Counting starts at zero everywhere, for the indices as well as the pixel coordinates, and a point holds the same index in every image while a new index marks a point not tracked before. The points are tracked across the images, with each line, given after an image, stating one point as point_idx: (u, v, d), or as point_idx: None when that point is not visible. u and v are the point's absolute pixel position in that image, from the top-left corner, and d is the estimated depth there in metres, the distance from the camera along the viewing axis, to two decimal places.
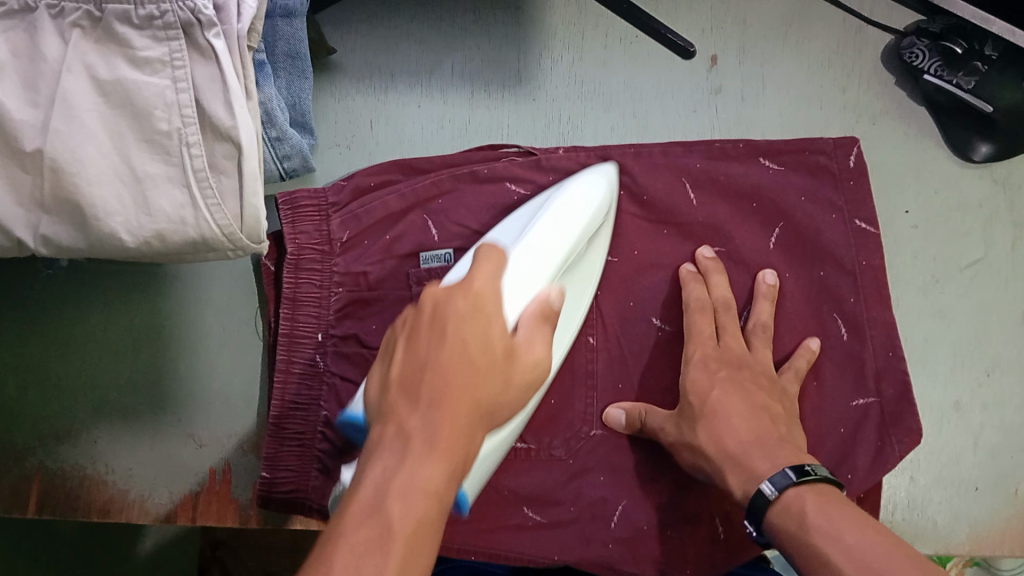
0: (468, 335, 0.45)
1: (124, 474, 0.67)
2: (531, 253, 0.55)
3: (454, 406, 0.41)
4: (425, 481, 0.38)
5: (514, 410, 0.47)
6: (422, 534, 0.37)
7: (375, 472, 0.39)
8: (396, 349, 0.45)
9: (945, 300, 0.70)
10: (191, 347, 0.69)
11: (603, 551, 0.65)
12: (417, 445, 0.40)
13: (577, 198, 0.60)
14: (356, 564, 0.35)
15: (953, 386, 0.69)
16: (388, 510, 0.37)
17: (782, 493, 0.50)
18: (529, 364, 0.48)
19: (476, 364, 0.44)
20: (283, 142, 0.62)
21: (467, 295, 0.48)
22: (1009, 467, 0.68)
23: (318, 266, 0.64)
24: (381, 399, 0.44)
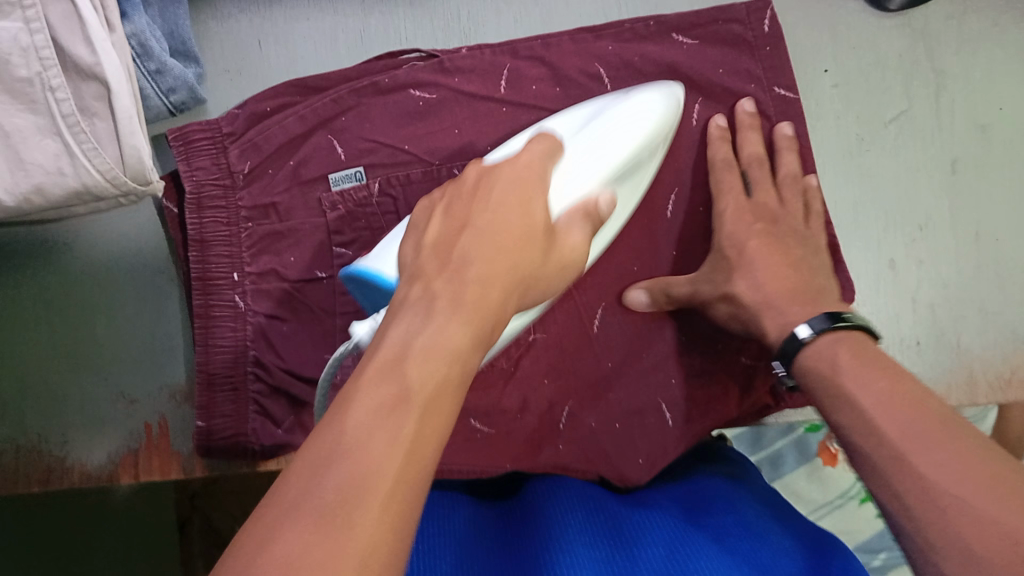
0: (505, 211, 0.43)
1: (58, 441, 0.65)
2: (591, 150, 0.53)
3: (492, 272, 0.39)
4: (450, 342, 0.34)
5: (551, 288, 0.44)
6: (446, 395, 0.33)
7: (396, 329, 0.35)
8: (434, 215, 0.43)
9: (869, 161, 0.69)
10: (108, 305, 0.66)
11: (556, 454, 0.64)
12: (443, 305, 0.36)
13: (646, 103, 0.57)
14: (373, 420, 0.30)
15: (887, 244, 0.69)
16: (409, 366, 0.33)
17: (818, 335, 0.48)
18: (569, 250, 0.45)
19: (519, 235, 0.41)
20: (164, 74, 0.59)
21: (510, 171, 0.46)
22: (949, 319, 0.68)
23: (223, 202, 0.61)
24: (411, 260, 0.41)
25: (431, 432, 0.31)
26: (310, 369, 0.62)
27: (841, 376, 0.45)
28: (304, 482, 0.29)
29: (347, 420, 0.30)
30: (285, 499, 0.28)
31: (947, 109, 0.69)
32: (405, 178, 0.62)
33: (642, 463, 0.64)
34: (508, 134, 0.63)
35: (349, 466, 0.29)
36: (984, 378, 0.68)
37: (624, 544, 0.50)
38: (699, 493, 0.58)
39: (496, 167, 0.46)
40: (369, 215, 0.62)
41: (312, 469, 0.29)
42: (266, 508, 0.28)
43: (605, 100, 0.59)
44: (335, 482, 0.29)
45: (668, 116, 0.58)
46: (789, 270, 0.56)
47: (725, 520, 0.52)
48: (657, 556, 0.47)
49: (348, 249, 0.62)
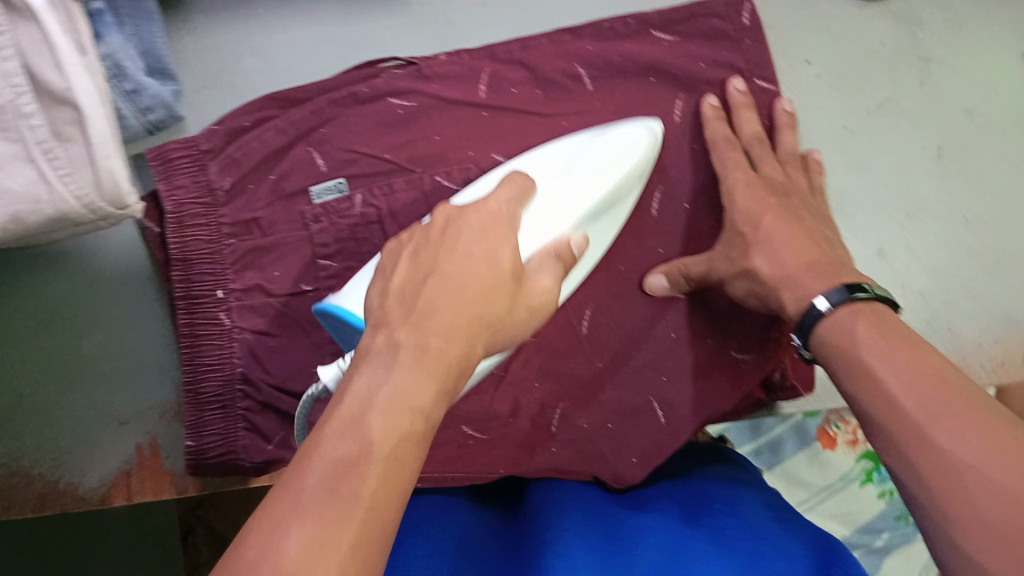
0: (473, 256, 0.42)
1: (50, 465, 0.64)
2: (559, 200, 0.52)
3: (457, 321, 0.39)
4: (411, 396, 0.35)
5: (517, 334, 0.43)
6: (408, 452, 0.33)
7: (359, 381, 0.35)
8: (400, 261, 0.42)
9: (856, 150, 0.68)
10: (95, 324, 0.64)
11: (549, 457, 0.64)
12: (407, 356, 0.36)
13: (618, 145, 0.56)
14: (335, 476, 0.31)
15: (877, 232, 0.69)
16: (371, 421, 0.33)
17: (838, 308, 0.45)
18: (536, 298, 0.45)
19: (487, 282, 0.41)
20: (140, 93, 0.58)
21: (479, 215, 0.45)
22: (941, 304, 0.69)
23: (204, 220, 0.60)
24: (377, 308, 0.40)
25: (394, 488, 0.32)
26: (299, 382, 0.62)
27: (861, 344, 0.41)
28: (266, 538, 0.29)
29: (311, 474, 0.31)
30: (248, 557, 0.29)
31: (933, 95, 0.69)
32: (388, 187, 0.62)
33: (635, 462, 0.64)
34: (490, 138, 0.63)
35: (311, 521, 0.30)
36: (974, 361, 0.70)
37: (616, 549, 0.49)
38: (703, 495, 0.57)
39: (467, 208, 0.45)
40: (353, 226, 0.62)
41: (274, 525, 0.30)
42: (229, 562, 0.29)
43: (582, 133, 0.58)
44: (297, 537, 0.29)
45: (646, 157, 0.57)
46: (804, 240, 0.53)
47: (721, 520, 0.51)
48: (648, 562, 0.47)
49: (333, 260, 0.62)
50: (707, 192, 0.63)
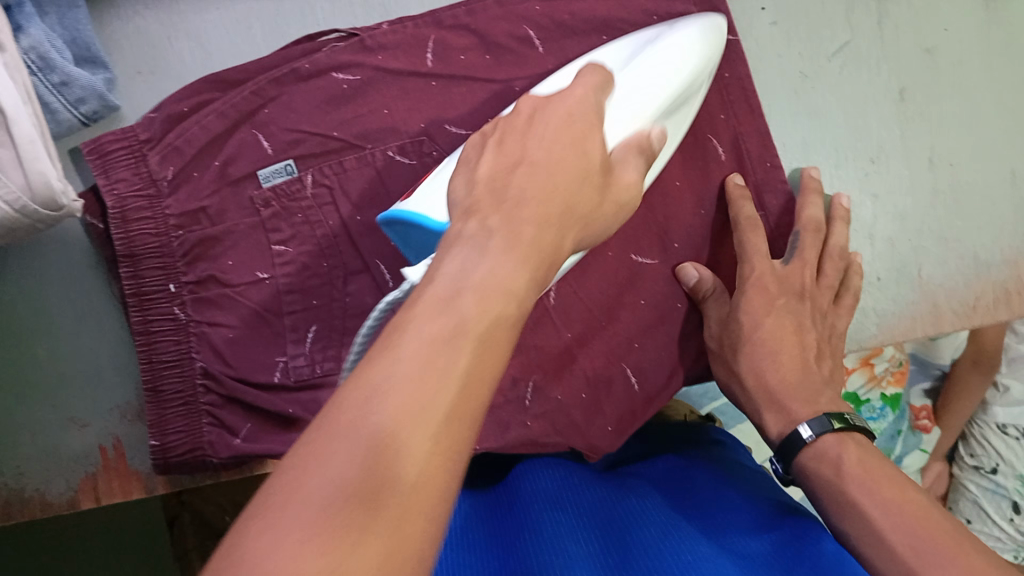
0: (561, 146, 0.40)
1: (12, 473, 0.63)
2: (637, 87, 0.51)
3: (546, 216, 0.36)
4: (504, 282, 0.32)
5: (607, 229, 0.41)
6: (502, 335, 0.31)
7: (450, 266, 0.32)
8: (486, 149, 0.41)
9: (816, 99, 0.67)
10: (48, 327, 0.62)
11: (525, 431, 0.62)
12: (499, 241, 0.34)
13: (689, 34, 0.55)
14: (418, 369, 0.28)
15: (840, 180, 0.68)
16: (465, 301, 0.31)
17: (820, 438, 0.51)
18: (625, 187, 0.42)
19: (574, 176, 0.38)
20: (71, 85, 0.56)
21: (568, 103, 0.43)
22: (908, 251, 0.69)
23: (149, 212, 0.58)
24: (465, 197, 0.38)
25: (484, 376, 0.30)
26: (260, 374, 0.60)
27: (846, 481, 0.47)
28: (356, 410, 0.27)
29: (400, 352, 0.29)
30: (334, 431, 0.27)
31: (891, 39, 0.67)
32: (338, 166, 0.60)
33: (611, 430, 0.64)
34: (441, 108, 0.60)
35: (399, 397, 0.27)
36: (947, 309, 0.70)
37: (619, 541, 0.50)
38: (696, 490, 0.59)
39: (553, 97, 0.43)
40: (306, 209, 0.60)
41: (366, 396, 0.27)
42: (316, 433, 0.27)
43: (649, 29, 0.57)
44: (388, 411, 0.27)
45: (710, 55, 0.56)
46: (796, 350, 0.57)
47: (717, 518, 0.53)
48: (649, 552, 0.47)
49: (288, 246, 0.60)
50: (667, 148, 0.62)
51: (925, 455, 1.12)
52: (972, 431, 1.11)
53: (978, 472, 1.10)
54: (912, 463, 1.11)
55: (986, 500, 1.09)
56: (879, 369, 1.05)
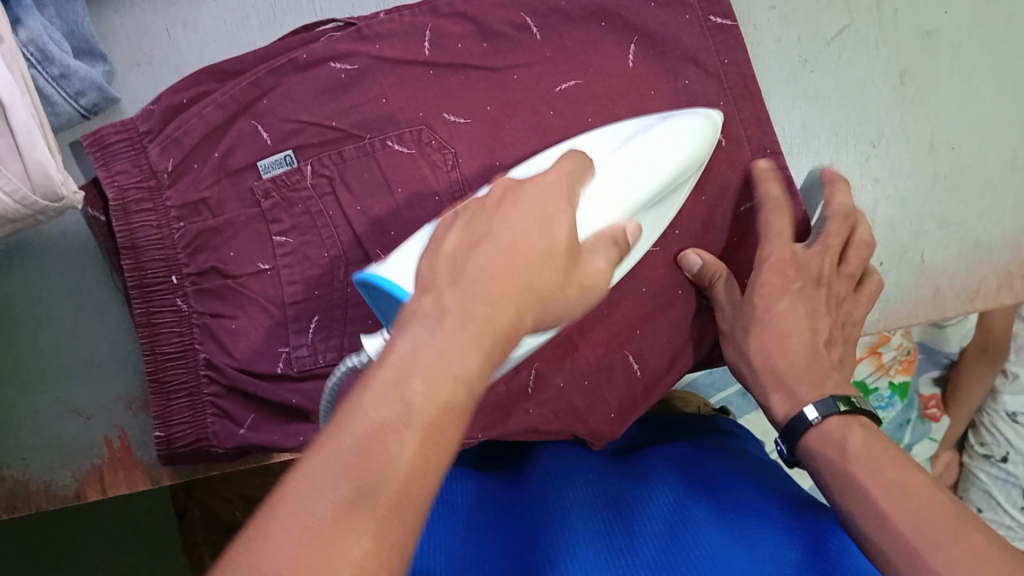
0: (525, 231, 0.38)
1: (18, 463, 0.63)
2: (624, 175, 0.50)
3: (503, 290, 0.35)
4: (453, 367, 0.32)
5: (573, 314, 0.39)
6: (452, 421, 0.32)
7: (403, 345, 0.33)
8: (453, 228, 0.39)
9: (815, 83, 0.67)
10: (49, 320, 0.62)
11: (527, 418, 0.63)
12: (451, 322, 0.33)
13: (684, 129, 0.54)
14: (374, 436, 0.30)
15: (840, 164, 0.68)
16: (412, 387, 0.31)
17: (825, 420, 0.51)
18: (592, 276, 0.40)
19: (538, 262, 0.37)
20: (69, 78, 0.56)
21: (537, 188, 0.41)
22: (909, 235, 0.69)
23: (150, 205, 0.58)
24: (428, 271, 0.38)
25: (432, 458, 0.31)
26: (262, 364, 0.61)
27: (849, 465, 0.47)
28: (298, 501, 0.29)
29: (348, 435, 0.30)
30: (280, 517, 0.28)
31: (889, 21, 0.67)
32: (338, 156, 0.60)
33: (614, 416, 0.64)
34: (439, 98, 0.61)
35: (340, 491, 0.29)
36: (949, 294, 0.70)
37: (624, 526, 0.51)
38: (705, 472, 0.59)
39: (523, 180, 0.42)
40: (306, 199, 0.60)
41: (308, 489, 0.29)
42: (264, 523, 0.28)
43: (645, 118, 0.56)
44: (329, 505, 0.28)
45: (705, 148, 0.55)
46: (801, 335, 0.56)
47: (723, 499, 0.54)
48: (650, 539, 0.48)
49: (288, 237, 0.60)
50: None
51: (933, 445, 1.11)
52: (981, 419, 1.10)
53: (988, 460, 1.10)
54: (921, 452, 1.10)
55: (997, 490, 1.08)
56: (886, 359, 1.05)
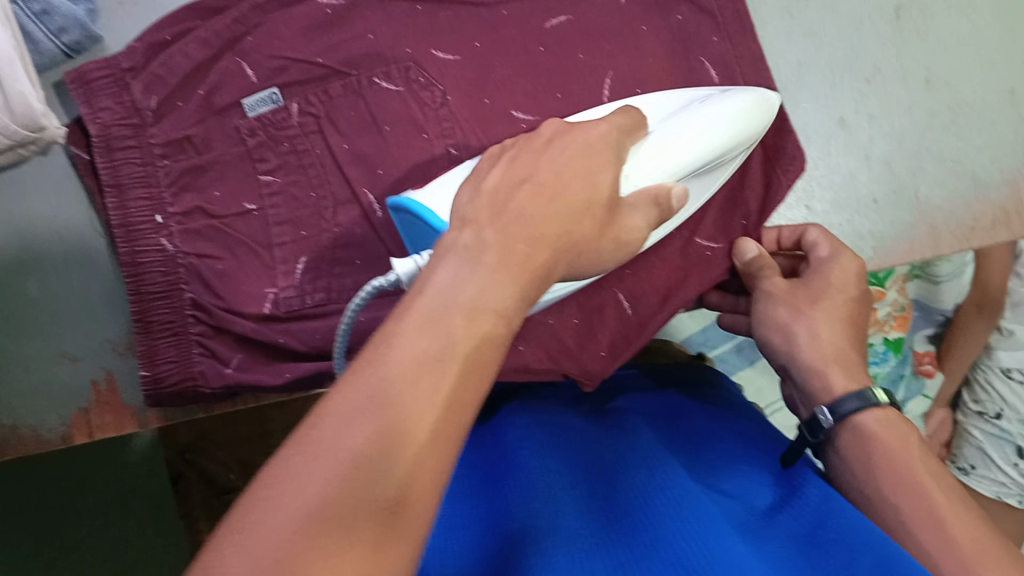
0: (575, 180, 0.43)
1: (5, 410, 0.62)
2: (680, 139, 0.51)
3: (542, 229, 0.39)
4: (496, 299, 0.34)
5: (594, 266, 0.43)
6: (480, 370, 0.32)
7: (443, 274, 0.34)
8: (497, 164, 0.43)
9: (812, 16, 0.71)
10: (32, 260, 0.62)
11: (518, 356, 0.61)
12: (492, 255, 0.36)
13: (744, 103, 0.55)
14: (407, 385, 0.30)
15: (837, 103, 0.73)
16: (450, 321, 0.32)
17: (865, 412, 0.51)
18: (629, 231, 0.45)
19: (576, 206, 0.41)
20: (51, 14, 0.56)
21: (586, 135, 0.46)
22: (906, 173, 0.74)
23: (133, 142, 0.57)
24: (466, 205, 0.40)
25: (469, 392, 0.32)
26: (254, 306, 0.60)
27: (888, 452, 0.48)
28: (336, 426, 0.28)
29: (374, 378, 0.30)
30: (314, 441, 0.28)
31: None
32: (324, 94, 0.59)
33: (603, 355, 0.64)
34: (426, 34, 0.60)
35: (378, 421, 0.29)
36: (945, 231, 0.75)
37: (609, 488, 0.49)
38: (691, 432, 0.58)
39: (564, 137, 0.45)
40: (293, 137, 0.59)
41: (342, 420, 0.28)
42: (298, 441, 0.28)
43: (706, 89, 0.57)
44: (364, 435, 0.28)
45: (759, 120, 0.56)
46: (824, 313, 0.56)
47: (711, 464, 0.52)
48: (640, 494, 0.47)
49: (274, 175, 0.59)
50: (660, 74, 0.63)
51: (926, 401, 1.12)
52: (976, 376, 1.10)
53: (981, 417, 1.10)
54: (914, 409, 1.12)
55: (991, 446, 1.09)
56: (881, 315, 1.04)
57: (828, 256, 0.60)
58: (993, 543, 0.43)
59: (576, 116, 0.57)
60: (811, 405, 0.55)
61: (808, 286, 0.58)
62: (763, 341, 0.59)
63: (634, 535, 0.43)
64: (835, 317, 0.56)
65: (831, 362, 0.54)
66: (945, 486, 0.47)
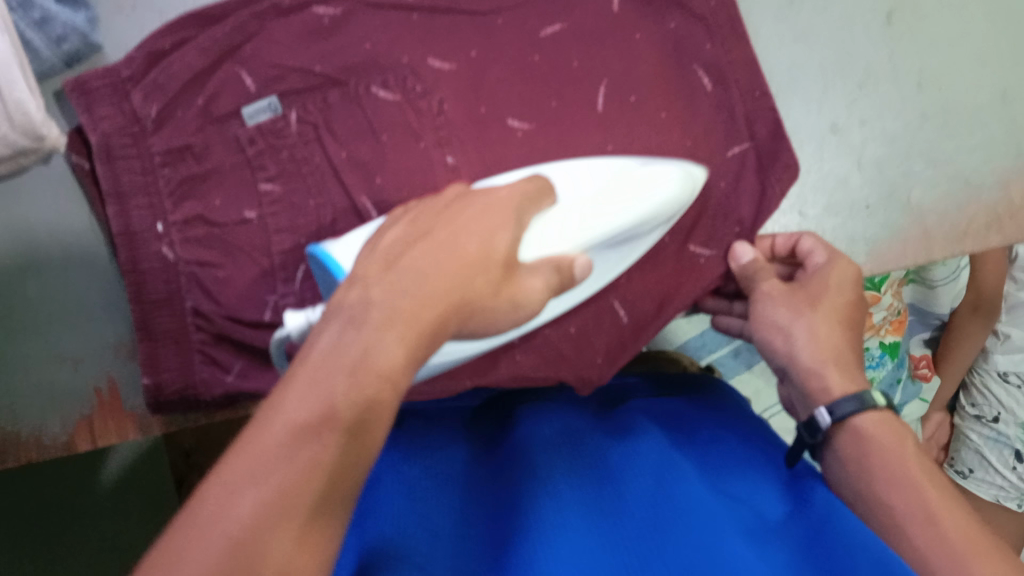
0: (468, 238, 0.41)
1: (8, 415, 0.63)
2: (579, 220, 0.49)
3: (430, 293, 0.37)
4: (379, 360, 0.33)
5: (489, 325, 0.42)
6: (367, 428, 0.32)
7: (326, 339, 0.34)
8: (398, 225, 0.44)
9: (803, 21, 0.73)
10: (34, 267, 0.63)
11: (514, 365, 0.63)
12: (378, 314, 0.35)
13: (655, 184, 0.52)
14: (290, 454, 0.29)
15: (828, 109, 0.74)
16: (328, 386, 0.31)
17: (864, 414, 0.51)
18: (524, 295, 0.43)
19: (470, 263, 0.40)
20: (51, 22, 0.57)
21: (492, 196, 0.46)
22: (898, 176, 0.75)
23: (134, 151, 0.57)
24: (361, 264, 0.40)
25: (351, 461, 0.31)
26: (251, 312, 0.61)
27: (884, 453, 0.49)
28: (223, 500, 0.28)
29: (264, 445, 0.29)
30: (199, 518, 0.27)
31: None
32: (322, 102, 0.60)
33: (601, 361, 0.64)
34: (423, 42, 0.61)
35: (266, 487, 0.28)
36: (939, 233, 0.76)
37: (610, 490, 0.49)
38: (690, 437, 0.58)
39: (476, 193, 0.46)
40: (291, 146, 0.59)
41: (228, 491, 0.28)
42: (189, 522, 0.27)
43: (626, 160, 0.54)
44: (253, 501, 0.28)
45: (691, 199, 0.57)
46: (819, 315, 0.56)
47: (711, 469, 0.52)
48: (641, 501, 0.48)
49: (274, 183, 0.59)
50: (654, 82, 0.64)
51: (923, 405, 1.12)
52: (974, 379, 1.11)
53: (980, 421, 1.11)
54: (913, 412, 1.12)
55: (988, 449, 1.10)
56: (877, 319, 1.03)
57: (825, 261, 0.61)
58: (988, 539, 0.44)
59: (490, 178, 0.55)
60: (808, 404, 0.55)
61: (803, 287, 0.58)
62: (760, 342, 0.60)
63: (632, 540, 0.43)
64: (830, 320, 0.56)
65: (829, 363, 0.54)
66: (940, 484, 0.47)
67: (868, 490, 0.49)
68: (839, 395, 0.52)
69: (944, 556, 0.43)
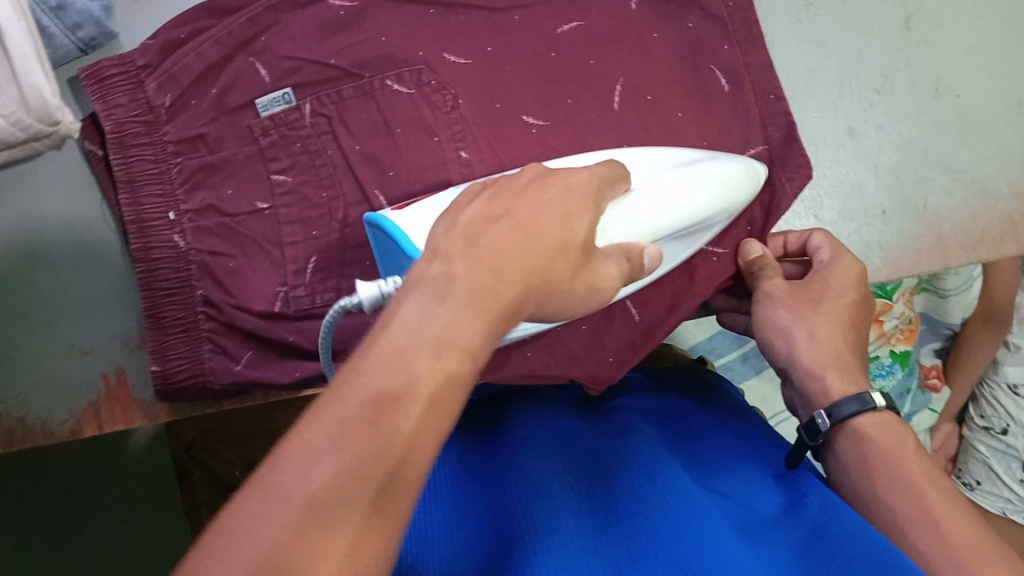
0: (547, 222, 0.38)
1: (15, 401, 0.63)
2: (652, 205, 0.51)
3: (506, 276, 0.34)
4: (459, 331, 0.31)
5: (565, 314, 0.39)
6: (445, 396, 0.30)
7: (410, 308, 0.31)
8: (477, 197, 0.39)
9: (819, 25, 0.73)
10: (44, 255, 0.63)
11: (525, 362, 0.63)
12: (462, 289, 0.32)
13: (716, 179, 0.55)
14: (364, 424, 0.28)
15: (844, 113, 0.74)
16: (419, 356, 0.30)
17: (864, 414, 0.51)
18: (602, 280, 0.41)
19: (543, 249, 0.36)
20: (67, 10, 0.57)
21: (568, 179, 0.42)
22: (912, 183, 0.74)
23: (147, 139, 0.58)
24: (441, 236, 0.36)
25: (428, 435, 0.29)
26: (260, 304, 0.60)
27: (885, 456, 0.49)
28: (296, 469, 0.27)
29: (343, 408, 0.28)
30: (267, 498, 0.27)
31: None
32: (337, 95, 0.60)
33: (611, 360, 0.64)
34: (438, 37, 0.61)
35: (343, 458, 0.27)
36: (954, 242, 0.75)
37: (603, 485, 0.50)
38: (691, 434, 0.58)
39: (554, 171, 0.42)
40: (305, 138, 0.59)
41: (308, 456, 0.27)
42: (258, 485, 0.27)
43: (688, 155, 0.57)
44: (331, 471, 0.27)
45: (745, 188, 0.58)
46: (829, 319, 0.56)
47: (712, 468, 0.52)
48: (633, 494, 0.48)
49: (287, 175, 0.59)
50: (669, 82, 0.63)
51: (933, 416, 1.11)
52: (983, 391, 1.10)
53: (988, 433, 1.10)
54: (924, 422, 1.10)
55: (997, 462, 1.08)
56: (888, 327, 1.04)
57: (829, 259, 0.60)
58: (989, 545, 0.43)
59: (555, 161, 0.56)
60: (809, 407, 0.55)
61: (809, 288, 0.58)
62: (763, 344, 0.59)
63: (620, 534, 0.43)
64: (838, 323, 0.56)
65: (829, 366, 0.54)
66: (944, 488, 0.47)
67: (869, 495, 0.49)
68: (843, 395, 0.52)
69: (946, 560, 0.42)
